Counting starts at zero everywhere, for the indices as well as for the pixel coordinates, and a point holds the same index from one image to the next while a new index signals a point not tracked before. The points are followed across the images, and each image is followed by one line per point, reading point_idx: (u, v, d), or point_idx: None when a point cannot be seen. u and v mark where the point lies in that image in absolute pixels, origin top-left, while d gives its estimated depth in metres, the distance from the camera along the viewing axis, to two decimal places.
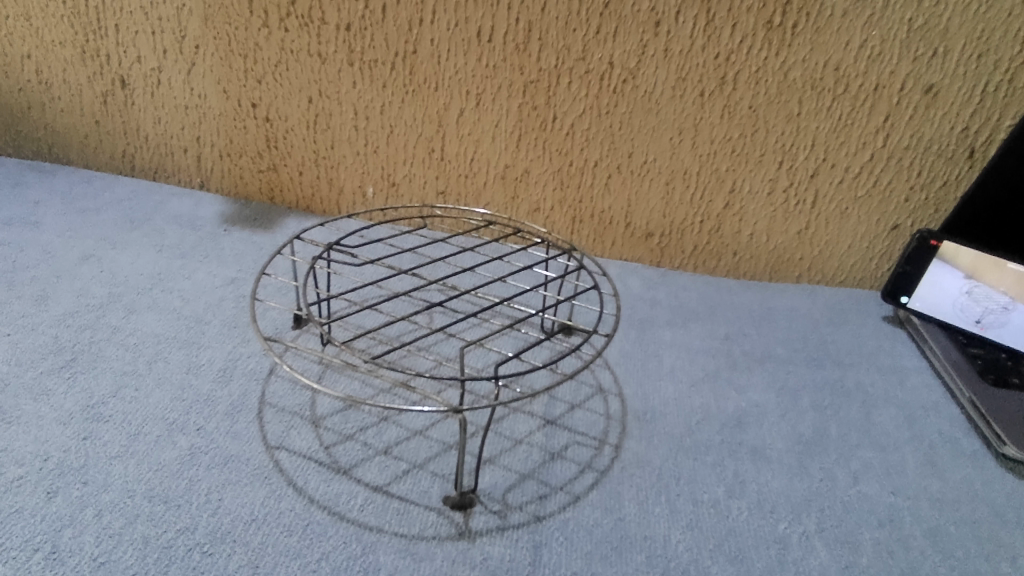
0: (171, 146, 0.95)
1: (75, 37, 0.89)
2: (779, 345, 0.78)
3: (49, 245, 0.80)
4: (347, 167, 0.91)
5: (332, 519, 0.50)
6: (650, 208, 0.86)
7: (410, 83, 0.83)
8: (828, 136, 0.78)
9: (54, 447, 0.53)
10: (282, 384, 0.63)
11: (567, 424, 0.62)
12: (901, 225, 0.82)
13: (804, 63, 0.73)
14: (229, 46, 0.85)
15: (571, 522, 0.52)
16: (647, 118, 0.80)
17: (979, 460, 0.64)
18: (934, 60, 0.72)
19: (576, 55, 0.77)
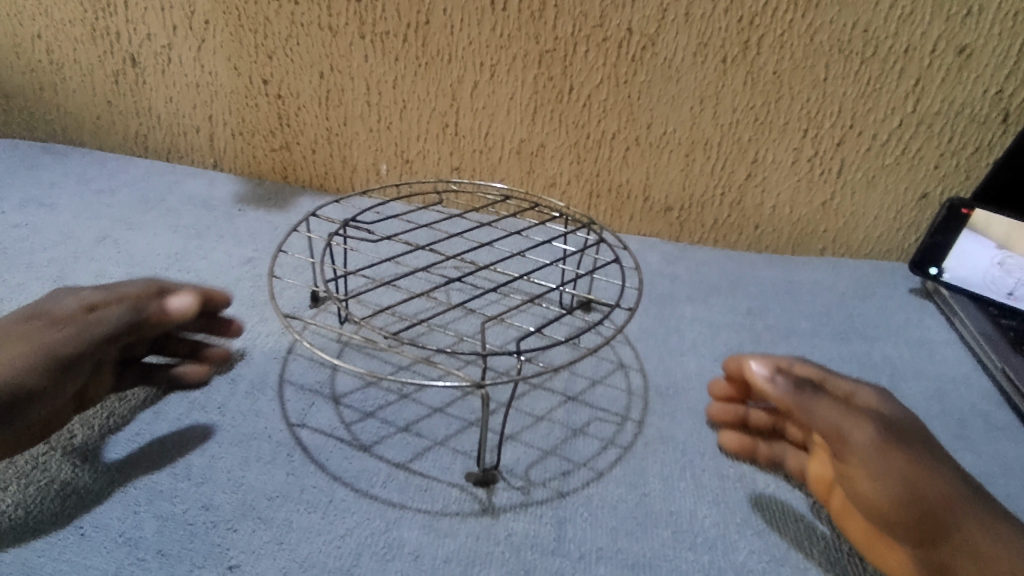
0: (184, 126, 0.94)
1: (84, 16, 0.87)
2: (804, 319, 0.76)
3: (66, 226, 0.80)
4: (359, 144, 0.89)
5: (355, 495, 0.50)
6: (669, 180, 0.84)
7: (422, 56, 0.81)
8: (855, 102, 0.75)
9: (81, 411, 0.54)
10: (301, 362, 0.62)
11: (589, 400, 0.61)
12: (931, 193, 0.80)
13: (830, 25, 0.71)
14: (239, 21, 0.83)
15: (595, 498, 0.51)
16: (667, 87, 0.77)
17: (1013, 434, 0.62)
18: (968, 20, 0.69)
19: (593, 22, 0.75)
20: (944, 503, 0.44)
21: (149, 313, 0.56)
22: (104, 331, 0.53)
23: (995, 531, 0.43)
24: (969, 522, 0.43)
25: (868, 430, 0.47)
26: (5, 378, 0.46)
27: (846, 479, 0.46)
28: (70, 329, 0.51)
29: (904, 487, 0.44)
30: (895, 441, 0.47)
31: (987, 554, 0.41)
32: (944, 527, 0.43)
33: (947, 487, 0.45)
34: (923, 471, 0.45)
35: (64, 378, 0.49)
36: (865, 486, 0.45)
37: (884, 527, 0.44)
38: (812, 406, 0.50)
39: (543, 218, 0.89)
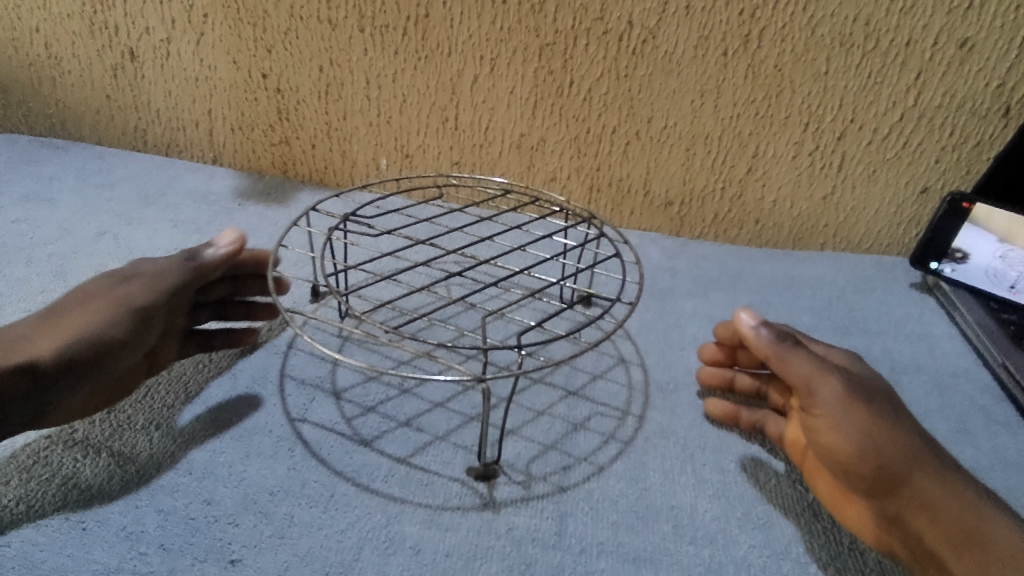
0: (183, 121, 0.94)
1: (83, 9, 0.87)
2: (803, 313, 0.76)
3: (66, 221, 0.80)
4: (359, 139, 0.89)
5: (356, 490, 0.50)
6: (669, 174, 0.84)
7: (422, 49, 0.80)
8: (856, 96, 0.75)
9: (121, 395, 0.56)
10: (301, 357, 0.62)
11: (589, 395, 0.61)
12: (931, 187, 0.80)
13: (832, 18, 0.70)
14: (238, 15, 0.83)
15: (596, 492, 0.51)
16: (668, 81, 0.77)
17: (1013, 428, 0.62)
18: (969, 13, 0.68)
19: (593, 15, 0.75)
20: (903, 458, 0.46)
21: (204, 262, 0.60)
22: (173, 283, 0.58)
23: (949, 486, 0.45)
24: (924, 475, 0.45)
25: (837, 385, 0.48)
26: (89, 337, 0.51)
27: (813, 428, 0.49)
28: (142, 285, 0.57)
29: (865, 441, 0.46)
30: (862, 397, 0.48)
31: (934, 506, 0.44)
32: (898, 480, 0.45)
33: (909, 446, 0.46)
34: (886, 427, 0.47)
35: (142, 329, 0.54)
36: (830, 437, 0.47)
37: (845, 475, 0.48)
38: (788, 356, 0.50)
39: (544, 212, 0.88)
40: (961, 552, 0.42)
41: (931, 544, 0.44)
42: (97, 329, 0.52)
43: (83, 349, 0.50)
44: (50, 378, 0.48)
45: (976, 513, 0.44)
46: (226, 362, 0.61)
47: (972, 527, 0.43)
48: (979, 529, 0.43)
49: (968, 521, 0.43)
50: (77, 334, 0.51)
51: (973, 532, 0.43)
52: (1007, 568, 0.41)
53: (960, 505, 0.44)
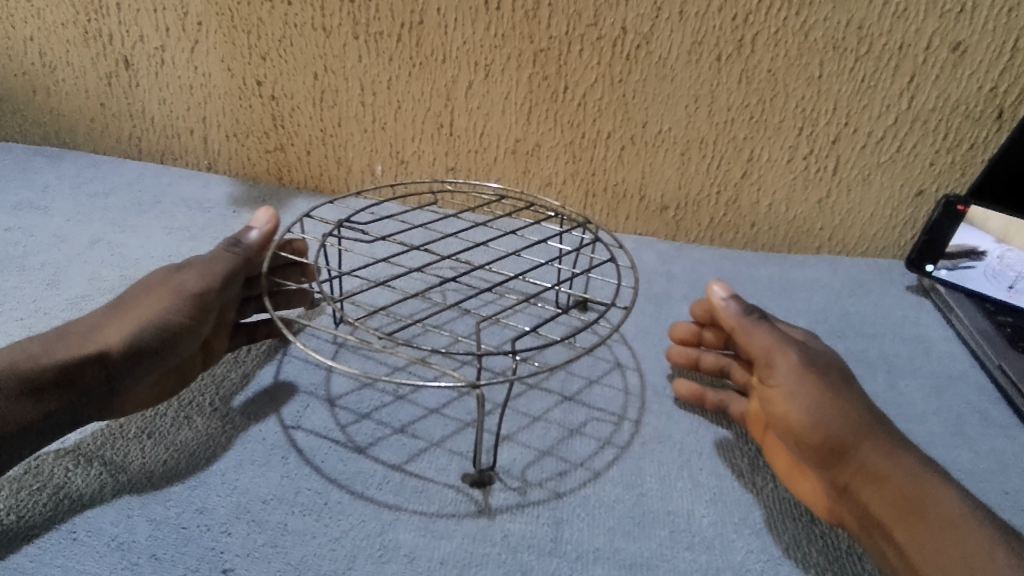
0: (177, 128, 0.93)
1: (77, 18, 0.87)
2: (799, 317, 0.76)
3: (59, 229, 0.80)
4: (354, 145, 0.89)
5: (351, 497, 0.49)
6: (665, 179, 0.84)
7: (417, 56, 0.80)
8: (850, 99, 0.75)
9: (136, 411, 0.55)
10: (295, 364, 0.62)
11: (585, 400, 0.61)
12: (926, 190, 0.80)
13: (825, 22, 0.71)
14: (232, 23, 0.83)
15: (592, 498, 0.51)
16: (662, 86, 0.77)
17: (1010, 430, 0.62)
18: (961, 17, 0.69)
19: (587, 21, 0.75)
20: (852, 429, 0.47)
21: (249, 246, 0.60)
22: (228, 266, 0.57)
23: (897, 458, 0.46)
24: (872, 445, 0.46)
25: (793, 357, 0.50)
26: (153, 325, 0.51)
27: (769, 398, 0.51)
28: (197, 271, 0.56)
29: (813, 411, 0.48)
30: (817, 370, 0.50)
31: (879, 474, 0.45)
32: (846, 449, 0.47)
33: (862, 421, 0.47)
34: (838, 398, 0.48)
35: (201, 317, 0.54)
36: (783, 406, 0.50)
37: (799, 446, 0.49)
38: (752, 330, 0.53)
39: (539, 217, 0.88)
40: (903, 518, 0.43)
41: (876, 512, 0.45)
42: (161, 315, 0.51)
43: (148, 337, 0.50)
44: (121, 368, 0.49)
45: (921, 482, 0.44)
46: (219, 370, 0.60)
47: (917, 496, 0.43)
48: (922, 498, 0.43)
49: (913, 490, 0.44)
50: (144, 324, 0.51)
51: (916, 500, 0.43)
52: (943, 534, 0.41)
53: (906, 474, 0.45)
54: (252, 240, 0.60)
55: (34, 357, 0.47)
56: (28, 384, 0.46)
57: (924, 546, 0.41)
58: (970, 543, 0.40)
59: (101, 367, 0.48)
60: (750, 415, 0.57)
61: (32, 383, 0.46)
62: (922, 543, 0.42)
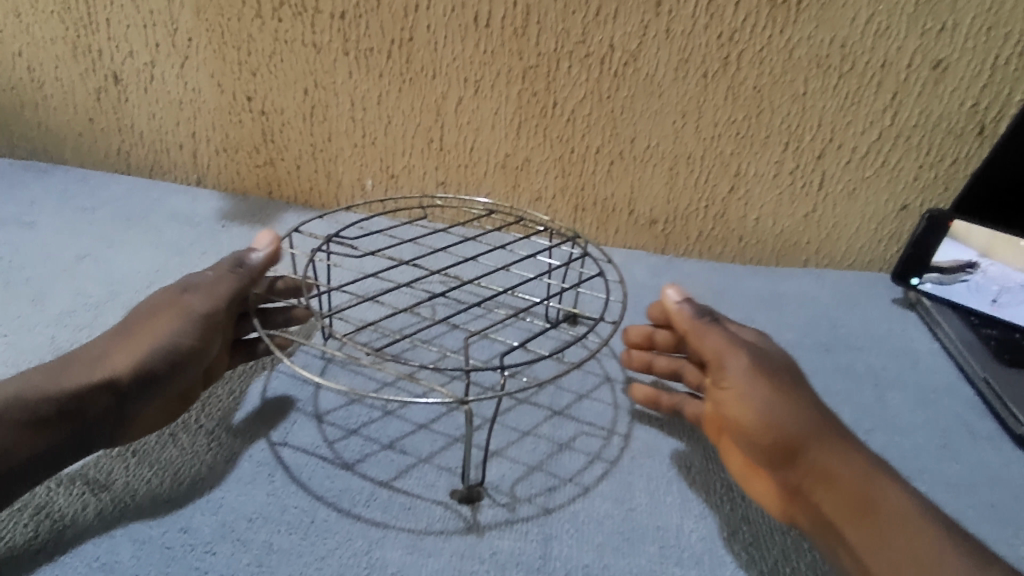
0: (167, 143, 0.93)
1: (66, 33, 0.87)
2: (788, 330, 0.76)
3: (46, 245, 0.80)
4: (345, 160, 0.89)
5: (338, 515, 0.49)
6: (654, 194, 0.85)
7: (407, 72, 0.81)
8: (834, 116, 0.76)
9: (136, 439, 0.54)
10: (283, 380, 0.62)
11: (574, 415, 0.61)
12: (910, 205, 0.81)
13: (808, 40, 0.72)
14: (222, 39, 0.83)
15: (582, 514, 0.51)
16: (650, 102, 0.78)
17: (996, 443, 0.63)
18: (942, 35, 0.70)
19: (575, 38, 0.75)
20: (803, 429, 0.46)
21: (254, 265, 0.59)
22: (231, 287, 0.56)
23: (851, 458, 0.45)
24: (823, 445, 0.45)
25: (746, 359, 0.49)
26: (161, 348, 0.50)
27: (722, 401, 0.50)
28: (202, 293, 0.55)
29: (765, 413, 0.46)
30: (770, 370, 0.49)
31: (831, 475, 0.44)
32: (798, 451, 0.46)
33: (815, 422, 0.46)
34: (789, 398, 0.47)
35: (211, 338, 0.54)
36: (735, 408, 0.48)
37: (752, 448, 0.48)
38: (705, 332, 0.52)
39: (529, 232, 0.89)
40: (856, 520, 0.42)
41: (829, 514, 0.44)
42: (168, 336, 0.51)
43: (156, 359, 0.50)
44: (132, 392, 0.48)
45: (872, 482, 0.44)
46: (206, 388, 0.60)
47: (870, 495, 0.43)
48: (874, 499, 0.43)
49: (865, 490, 0.43)
50: (153, 346, 0.50)
51: (868, 502, 0.43)
52: (895, 535, 0.41)
53: (858, 475, 0.44)
54: (257, 261, 0.60)
55: (40, 385, 0.46)
56: (35, 417, 0.44)
57: (878, 549, 0.41)
58: (921, 544, 0.40)
59: (109, 393, 0.47)
60: (703, 415, 0.56)
61: (39, 416, 0.44)
62: (876, 546, 0.41)
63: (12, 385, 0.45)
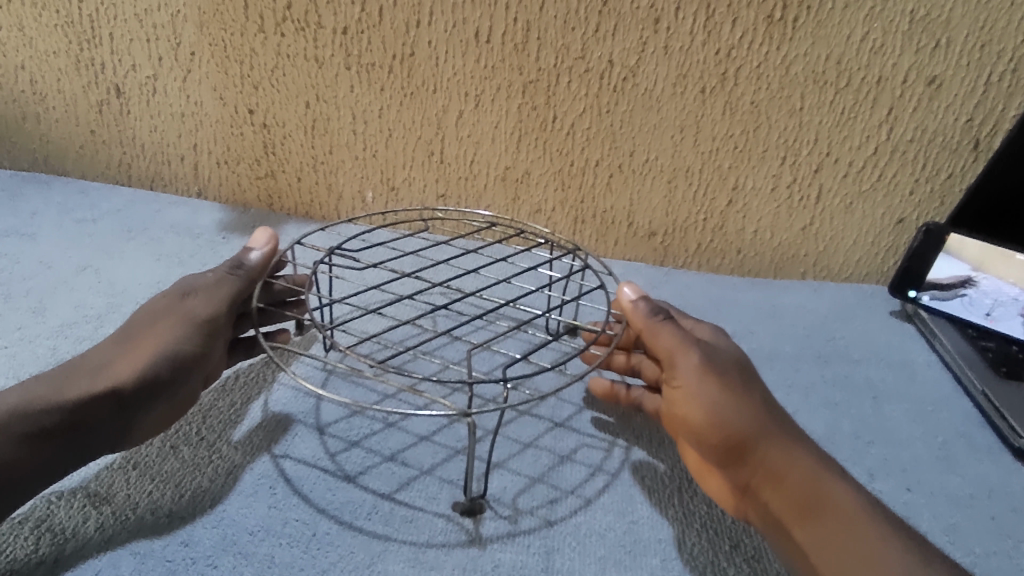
0: (168, 155, 0.94)
1: (69, 47, 0.87)
2: (786, 342, 0.77)
3: (47, 256, 0.80)
4: (346, 172, 0.90)
5: (340, 528, 0.49)
6: (652, 207, 0.86)
7: (408, 86, 0.82)
8: (831, 131, 0.77)
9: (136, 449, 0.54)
10: (285, 393, 0.62)
11: (575, 427, 0.61)
12: (907, 219, 0.82)
13: (805, 57, 0.73)
14: (225, 53, 0.83)
15: (583, 526, 0.51)
16: (649, 117, 0.79)
17: (994, 455, 0.63)
18: (936, 52, 0.71)
19: (575, 54, 0.76)
20: (749, 428, 0.47)
21: (252, 266, 0.60)
22: (231, 291, 0.57)
23: (796, 455, 0.46)
24: (769, 443, 0.47)
25: (695, 357, 0.50)
26: (165, 355, 0.51)
27: (674, 400, 0.51)
28: (202, 298, 0.55)
29: (712, 413, 0.48)
30: (719, 368, 0.50)
31: (775, 473, 0.46)
32: (745, 450, 0.47)
33: (761, 419, 0.48)
34: (736, 397, 0.48)
35: (210, 343, 0.54)
36: (686, 409, 0.50)
37: (703, 447, 0.50)
38: (657, 329, 0.52)
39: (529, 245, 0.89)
40: (802, 519, 0.44)
41: (776, 511, 0.45)
42: (170, 343, 0.51)
43: (159, 367, 0.50)
44: (135, 401, 0.48)
45: (816, 479, 0.45)
46: (207, 400, 0.60)
47: (815, 494, 0.44)
48: (819, 497, 0.44)
49: (810, 489, 0.45)
50: (155, 354, 0.50)
51: (812, 500, 0.44)
52: (837, 532, 0.42)
53: (803, 473, 0.45)
54: (254, 261, 0.60)
55: (43, 397, 0.46)
56: (36, 429, 0.44)
57: (822, 546, 0.42)
58: (864, 541, 0.41)
59: (112, 402, 0.48)
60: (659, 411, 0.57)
61: (40, 429, 0.44)
62: (818, 543, 0.42)
63: (14, 397, 0.45)
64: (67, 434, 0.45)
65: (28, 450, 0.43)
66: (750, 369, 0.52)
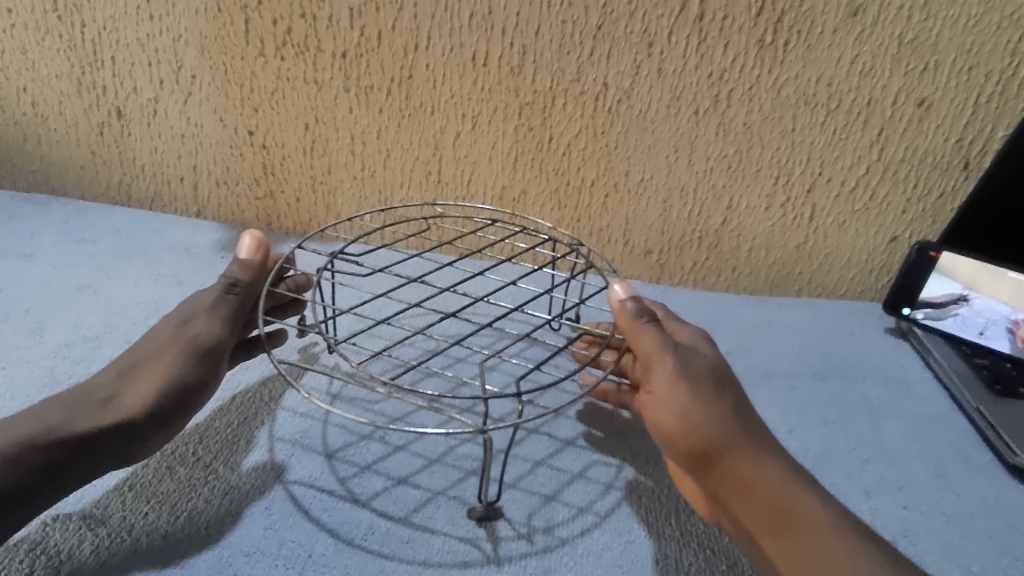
0: (168, 176, 0.95)
1: (71, 70, 0.88)
2: (782, 359, 0.77)
3: (45, 277, 0.80)
4: (344, 192, 0.91)
5: (338, 548, 0.49)
6: (648, 225, 0.86)
7: (406, 108, 0.83)
8: (823, 151, 0.78)
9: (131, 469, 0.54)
10: (283, 413, 0.62)
11: (572, 445, 0.61)
12: (900, 237, 0.83)
13: (796, 79, 0.74)
14: (225, 76, 0.85)
15: (580, 546, 0.51)
16: (643, 137, 0.80)
17: (990, 473, 0.63)
18: (925, 75, 0.72)
19: (570, 77, 0.77)
20: (717, 436, 0.47)
21: (247, 283, 0.57)
22: (231, 309, 0.56)
23: (763, 465, 0.46)
24: (736, 452, 0.47)
25: (670, 363, 0.51)
26: (173, 385, 0.51)
27: (647, 404, 0.52)
28: (204, 319, 0.55)
29: (682, 420, 0.49)
30: (692, 376, 0.50)
31: (742, 483, 0.46)
32: (712, 458, 0.47)
33: (731, 428, 0.48)
34: (706, 404, 0.49)
35: (217, 367, 0.54)
36: (658, 413, 0.50)
37: (674, 452, 0.50)
38: (639, 331, 0.53)
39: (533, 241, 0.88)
40: (769, 530, 0.44)
41: (743, 520, 0.46)
42: (177, 374, 0.51)
43: (167, 400, 0.50)
44: (145, 431, 0.49)
45: (782, 490, 0.45)
46: (204, 422, 0.60)
47: (784, 506, 0.44)
48: (786, 509, 0.44)
49: (778, 501, 0.44)
50: (163, 383, 0.51)
51: (780, 512, 0.44)
52: (804, 546, 0.42)
53: (770, 484, 0.45)
54: (247, 274, 0.57)
55: (54, 427, 0.46)
56: (49, 462, 0.45)
57: (789, 558, 0.42)
58: (831, 554, 0.41)
59: (123, 435, 0.48)
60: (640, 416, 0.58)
61: (51, 460, 0.45)
62: (784, 555, 0.43)
63: (25, 428, 0.46)
64: (75, 465, 0.46)
65: (35, 479, 0.44)
66: (727, 376, 0.53)
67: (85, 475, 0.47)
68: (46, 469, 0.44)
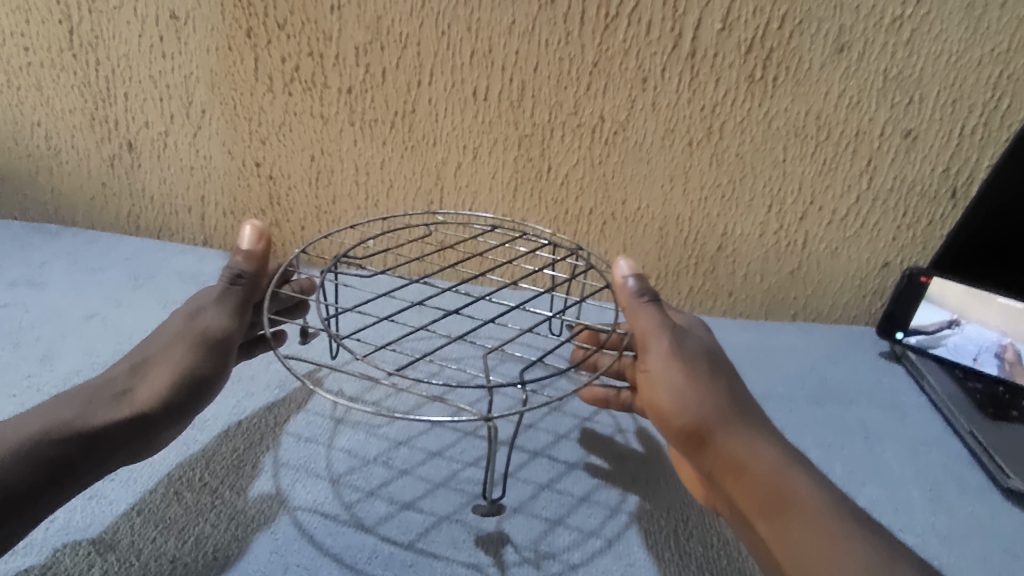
0: (176, 206, 0.97)
1: (85, 106, 0.91)
2: (779, 384, 0.79)
3: (55, 305, 0.82)
4: (348, 221, 0.93)
5: (343, 572, 0.50)
6: (645, 252, 0.88)
7: (409, 140, 0.85)
8: (814, 180, 0.80)
9: (140, 495, 0.55)
10: (288, 439, 0.63)
11: (572, 468, 0.63)
12: (891, 262, 0.85)
13: (786, 112, 0.77)
14: (234, 111, 0.87)
15: (581, 569, 0.52)
16: (639, 167, 0.82)
17: (984, 495, 0.64)
18: (910, 107, 0.75)
19: (568, 110, 0.80)
20: (709, 414, 0.50)
21: (249, 274, 0.60)
22: (236, 300, 0.58)
23: (754, 445, 0.48)
24: (728, 431, 0.49)
25: (665, 343, 0.53)
26: (183, 377, 0.52)
27: (644, 382, 0.54)
28: (212, 313, 0.58)
29: (674, 397, 0.51)
30: (686, 356, 0.52)
31: (731, 460, 0.48)
32: (705, 435, 0.50)
33: (723, 409, 0.50)
34: (699, 383, 0.51)
35: (225, 359, 0.56)
36: (653, 392, 0.53)
37: (669, 431, 0.53)
38: (638, 311, 0.55)
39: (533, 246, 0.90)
40: (758, 508, 0.46)
41: (736, 498, 0.48)
42: (187, 366, 0.53)
43: (179, 394, 0.52)
44: (157, 424, 0.51)
45: (772, 470, 0.47)
46: (210, 447, 0.61)
47: (774, 485, 0.46)
48: (776, 487, 0.46)
49: (768, 480, 0.46)
50: (174, 376, 0.52)
51: (770, 491, 0.46)
52: (793, 523, 0.44)
53: (761, 462, 0.47)
54: (250, 264, 0.60)
55: (68, 421, 0.48)
56: (64, 458, 0.46)
57: (778, 533, 0.44)
58: (821, 532, 0.43)
59: (135, 428, 0.50)
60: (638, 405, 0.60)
61: (64, 455, 0.46)
62: (772, 531, 0.44)
63: (40, 423, 0.47)
64: (88, 464, 0.47)
65: (50, 475, 0.45)
66: (720, 360, 0.55)
67: (98, 470, 0.48)
68: (60, 467, 0.46)
